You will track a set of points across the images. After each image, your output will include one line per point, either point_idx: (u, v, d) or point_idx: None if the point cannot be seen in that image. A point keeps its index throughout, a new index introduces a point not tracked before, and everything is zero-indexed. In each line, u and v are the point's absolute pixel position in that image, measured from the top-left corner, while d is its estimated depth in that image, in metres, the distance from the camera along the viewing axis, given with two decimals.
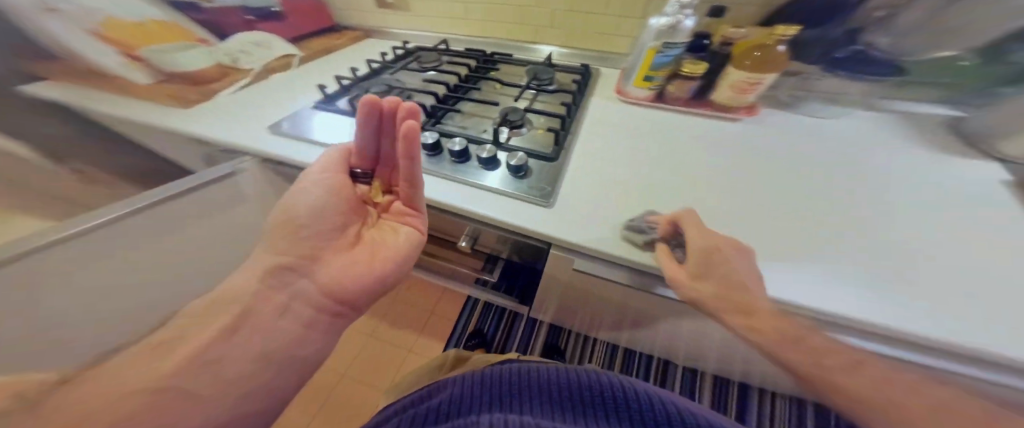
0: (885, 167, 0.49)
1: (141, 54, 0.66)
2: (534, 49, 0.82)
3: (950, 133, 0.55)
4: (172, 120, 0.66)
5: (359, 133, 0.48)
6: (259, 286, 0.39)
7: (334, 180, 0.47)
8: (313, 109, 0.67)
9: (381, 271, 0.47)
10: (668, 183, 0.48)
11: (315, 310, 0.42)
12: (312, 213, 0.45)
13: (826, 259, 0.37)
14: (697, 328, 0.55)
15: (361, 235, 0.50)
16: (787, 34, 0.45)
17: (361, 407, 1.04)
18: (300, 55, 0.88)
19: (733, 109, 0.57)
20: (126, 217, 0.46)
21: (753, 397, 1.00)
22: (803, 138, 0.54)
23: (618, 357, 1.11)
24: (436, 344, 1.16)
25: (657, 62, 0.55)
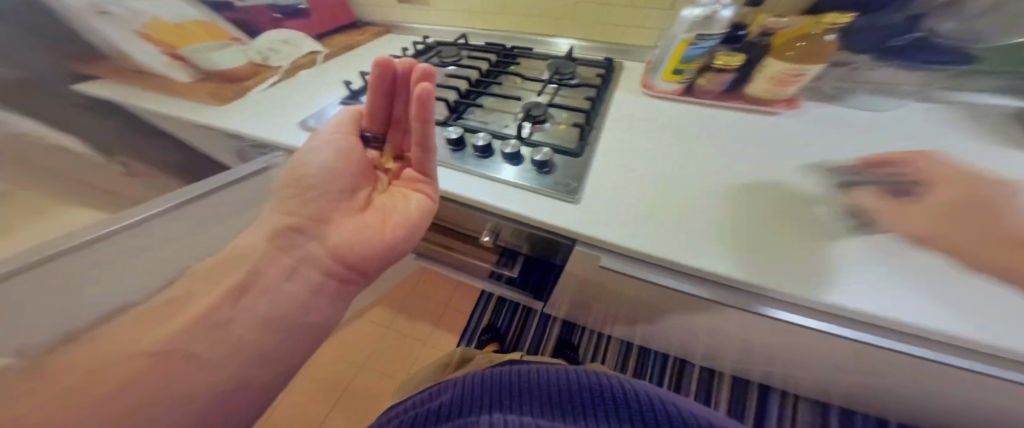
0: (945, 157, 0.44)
1: (182, 53, 0.70)
2: (552, 42, 0.80)
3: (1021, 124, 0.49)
4: (212, 117, 0.70)
5: (372, 95, 0.50)
6: (268, 246, 0.41)
7: (343, 140, 0.49)
8: (339, 105, 0.69)
9: (391, 237, 0.48)
10: (699, 179, 0.46)
11: (325, 274, 0.44)
12: (325, 172, 0.46)
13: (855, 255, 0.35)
14: (718, 329, 0.54)
15: (371, 200, 0.50)
16: (838, 23, 0.42)
17: (376, 397, 1.08)
18: (325, 51, 0.90)
19: (771, 102, 0.54)
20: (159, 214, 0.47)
21: (773, 400, 0.97)
22: (845, 131, 0.50)
23: (633, 354, 1.09)
24: (449, 337, 1.19)
25: (688, 55, 0.51)
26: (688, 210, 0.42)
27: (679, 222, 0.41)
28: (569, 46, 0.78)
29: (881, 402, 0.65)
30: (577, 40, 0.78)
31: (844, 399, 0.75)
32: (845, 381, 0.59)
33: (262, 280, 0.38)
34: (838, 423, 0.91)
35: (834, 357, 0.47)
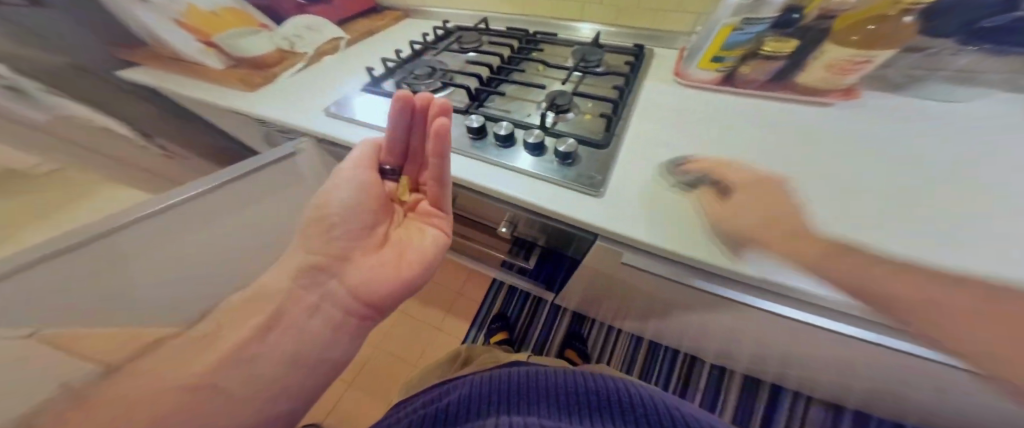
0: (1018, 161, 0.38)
1: (215, 40, 0.71)
2: (576, 27, 0.76)
3: None
4: (235, 101, 0.70)
5: (390, 129, 0.49)
6: (291, 283, 0.45)
7: (364, 176, 0.49)
8: (360, 92, 0.68)
9: (407, 273, 0.50)
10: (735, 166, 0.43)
11: (344, 312, 0.47)
12: (347, 211, 0.48)
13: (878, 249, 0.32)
14: (732, 330, 0.52)
15: (388, 235, 0.53)
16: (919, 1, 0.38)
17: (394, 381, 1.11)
18: (346, 37, 0.89)
19: (823, 91, 0.48)
20: (187, 199, 0.54)
21: (784, 403, 0.93)
22: (907, 125, 0.44)
23: (642, 348, 1.07)
24: (462, 325, 1.21)
25: (731, 41, 0.46)
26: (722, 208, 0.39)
27: (710, 219, 0.38)
28: (594, 31, 0.74)
29: (899, 405, 0.61)
30: (602, 24, 0.74)
31: (861, 402, 0.71)
32: (863, 384, 0.55)
33: (284, 321, 0.42)
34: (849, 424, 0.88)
35: (859, 361, 0.43)
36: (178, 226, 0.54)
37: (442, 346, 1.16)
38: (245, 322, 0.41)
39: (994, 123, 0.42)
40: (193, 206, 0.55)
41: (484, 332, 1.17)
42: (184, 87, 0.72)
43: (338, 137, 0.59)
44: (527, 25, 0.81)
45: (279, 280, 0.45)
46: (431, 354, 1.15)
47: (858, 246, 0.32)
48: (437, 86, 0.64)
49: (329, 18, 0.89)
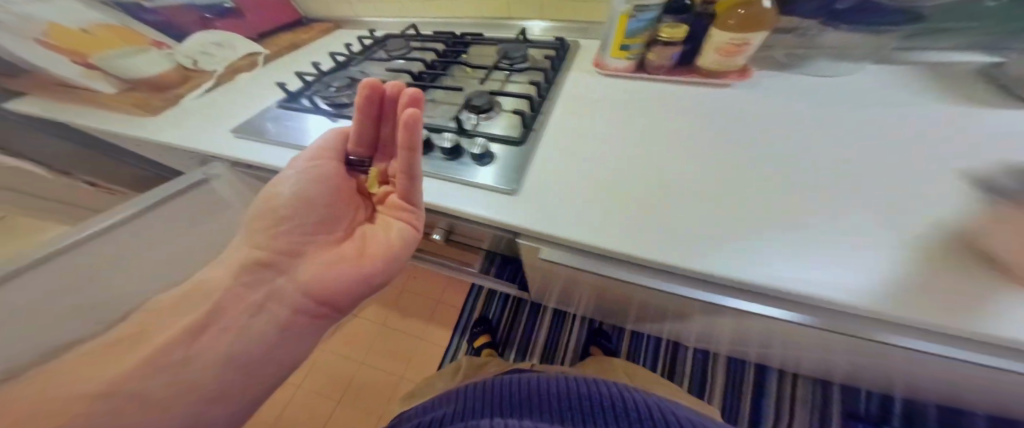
0: (905, 134, 0.41)
1: (94, 62, 0.65)
2: (508, 25, 0.76)
3: (986, 80, 0.44)
4: (137, 128, 0.65)
5: (358, 119, 0.47)
6: (233, 283, 0.40)
7: (325, 167, 0.47)
8: (278, 109, 0.63)
9: (369, 267, 0.45)
10: (643, 159, 0.44)
11: (293, 312, 0.42)
12: (300, 200, 0.44)
13: (788, 240, 0.33)
14: (698, 318, 0.51)
15: (354, 229, 0.48)
16: None
17: (387, 390, 1.06)
18: (265, 52, 0.84)
19: (720, 73, 0.51)
20: (139, 215, 0.53)
21: (772, 377, 0.96)
22: (805, 102, 0.46)
23: (625, 336, 1.08)
24: (442, 332, 1.15)
25: (631, 28, 0.49)
26: (630, 198, 0.40)
27: (620, 209, 0.39)
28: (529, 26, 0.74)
29: (868, 378, 0.63)
30: (548, 20, 0.73)
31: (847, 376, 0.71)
32: (844, 363, 0.55)
33: (223, 321, 0.37)
34: (835, 397, 0.91)
35: (820, 342, 0.43)
36: (145, 235, 0.54)
37: (428, 349, 1.12)
38: (181, 316, 0.36)
39: (867, 100, 0.45)
40: (149, 219, 0.55)
41: (468, 337, 1.12)
42: (86, 118, 0.66)
43: (248, 159, 0.55)
44: (471, 28, 0.79)
45: (218, 277, 0.41)
46: (418, 362, 1.10)
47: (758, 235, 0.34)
48: None
49: (239, 32, 0.82)
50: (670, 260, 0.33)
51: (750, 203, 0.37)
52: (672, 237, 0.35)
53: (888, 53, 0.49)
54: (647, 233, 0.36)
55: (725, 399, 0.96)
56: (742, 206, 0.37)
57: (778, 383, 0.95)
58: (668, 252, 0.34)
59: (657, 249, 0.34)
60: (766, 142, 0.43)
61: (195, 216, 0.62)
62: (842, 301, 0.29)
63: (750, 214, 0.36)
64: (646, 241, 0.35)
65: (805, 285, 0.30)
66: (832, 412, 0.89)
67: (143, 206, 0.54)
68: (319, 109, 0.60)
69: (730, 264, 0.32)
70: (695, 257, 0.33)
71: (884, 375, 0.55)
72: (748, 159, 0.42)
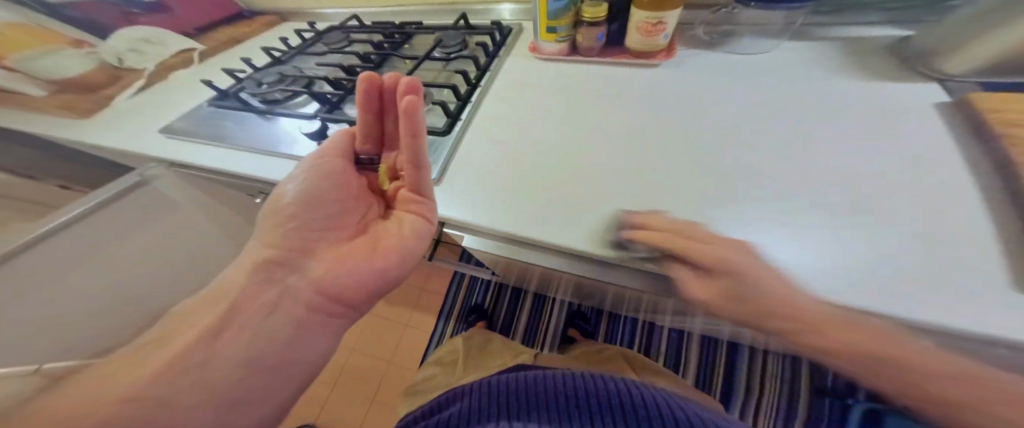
0: (819, 109, 0.41)
1: (10, 64, 0.60)
2: (486, 11, 0.68)
3: (893, 57, 0.44)
4: (62, 134, 0.61)
5: (359, 112, 0.41)
6: (245, 282, 0.34)
7: (333, 163, 0.41)
8: (209, 107, 0.61)
9: (381, 265, 0.39)
10: (566, 145, 0.44)
11: (310, 310, 0.36)
12: (305, 199, 0.38)
13: (709, 219, 0.32)
14: (641, 298, 0.49)
15: (367, 226, 0.42)
16: None
17: (380, 380, 1.02)
18: (203, 48, 0.80)
19: (646, 54, 0.51)
20: (85, 215, 0.54)
21: (744, 356, 0.91)
22: (730, 81, 0.46)
23: (602, 321, 1.01)
24: (428, 319, 1.10)
25: (553, 9, 0.49)
26: (546, 185, 0.39)
27: (536, 195, 0.38)
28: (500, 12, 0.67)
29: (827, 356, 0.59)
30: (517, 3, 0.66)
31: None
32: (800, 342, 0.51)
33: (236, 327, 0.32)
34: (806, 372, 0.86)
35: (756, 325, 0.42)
36: (104, 234, 0.56)
37: (418, 340, 1.07)
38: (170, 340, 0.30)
39: (783, 77, 0.45)
40: (99, 219, 0.55)
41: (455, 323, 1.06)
42: (12, 124, 0.63)
43: (173, 159, 0.53)
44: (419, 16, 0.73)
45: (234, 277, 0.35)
46: (404, 352, 1.06)
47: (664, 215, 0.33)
48: (287, 95, 0.59)
49: (171, 28, 0.78)
50: (577, 244, 0.33)
51: (664, 184, 0.36)
52: (591, 221, 0.34)
53: (802, 30, 0.49)
54: (560, 219, 0.35)
55: (698, 380, 0.90)
56: (654, 187, 0.36)
57: (748, 363, 0.90)
58: (578, 237, 0.33)
59: (568, 233, 0.34)
60: (691, 122, 0.43)
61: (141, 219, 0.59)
62: None
63: (661, 193, 0.35)
64: (557, 226, 0.35)
65: None
66: (801, 390, 0.85)
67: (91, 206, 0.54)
68: (250, 106, 0.58)
69: (637, 247, 0.32)
70: (608, 241, 0.32)
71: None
72: (668, 140, 0.41)
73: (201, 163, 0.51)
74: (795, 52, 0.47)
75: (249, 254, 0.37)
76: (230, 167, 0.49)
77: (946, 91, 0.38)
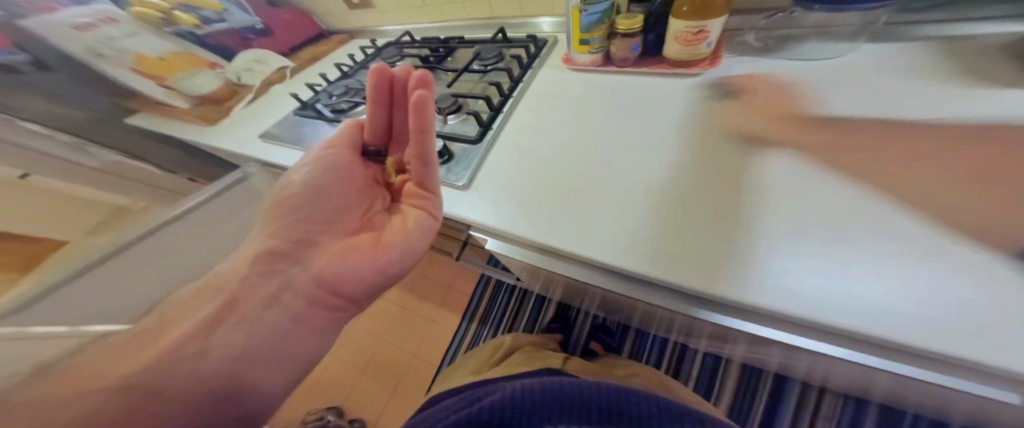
0: (898, 120, 0.34)
1: (170, 83, 0.81)
2: (528, 24, 0.70)
3: (1012, 59, 0.35)
4: (197, 137, 0.80)
5: (369, 105, 0.43)
6: (249, 273, 0.36)
7: (339, 156, 0.43)
8: (293, 116, 0.74)
9: (384, 259, 0.40)
10: (586, 151, 0.44)
11: (309, 303, 0.37)
12: (309, 191, 0.40)
13: (732, 224, 0.31)
14: (662, 315, 0.46)
15: (372, 218, 0.44)
16: None
17: (405, 369, 1.12)
18: (292, 65, 0.96)
19: (686, 63, 0.47)
20: (193, 207, 0.68)
21: (794, 388, 0.79)
22: (783, 89, 0.41)
23: (629, 336, 0.97)
24: (453, 317, 1.17)
25: (585, 23, 0.48)
26: (559, 191, 0.40)
27: (553, 200, 0.39)
28: (539, 26, 0.68)
29: (901, 400, 0.50)
30: (557, 16, 0.66)
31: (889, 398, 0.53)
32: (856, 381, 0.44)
33: (241, 312, 0.34)
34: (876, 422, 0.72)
35: (796, 354, 0.37)
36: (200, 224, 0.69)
37: (442, 336, 1.14)
38: (193, 313, 0.34)
39: (851, 84, 0.39)
40: (202, 211, 0.69)
41: (480, 322, 1.12)
42: (164, 128, 0.83)
43: (267, 158, 0.65)
44: (463, 31, 0.78)
45: (235, 268, 0.38)
46: (428, 347, 1.14)
47: (682, 226, 0.32)
48: (349, 106, 0.67)
49: (274, 49, 0.96)
50: (591, 252, 0.33)
51: (685, 195, 0.35)
52: (604, 233, 0.34)
53: (881, 30, 0.42)
54: (575, 226, 0.36)
55: (733, 407, 0.82)
56: (675, 189, 0.36)
57: (800, 396, 0.78)
58: (595, 248, 0.33)
59: (583, 244, 0.34)
60: (727, 135, 0.39)
61: (232, 210, 0.74)
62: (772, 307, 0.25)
63: (687, 196, 0.35)
64: (573, 231, 0.36)
65: (745, 288, 0.27)
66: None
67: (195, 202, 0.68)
68: (322, 116, 0.68)
69: (657, 258, 0.31)
70: (629, 253, 0.32)
71: (932, 401, 0.38)
72: (677, 153, 0.39)
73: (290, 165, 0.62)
74: (871, 55, 0.40)
75: (251, 246, 0.40)
76: None
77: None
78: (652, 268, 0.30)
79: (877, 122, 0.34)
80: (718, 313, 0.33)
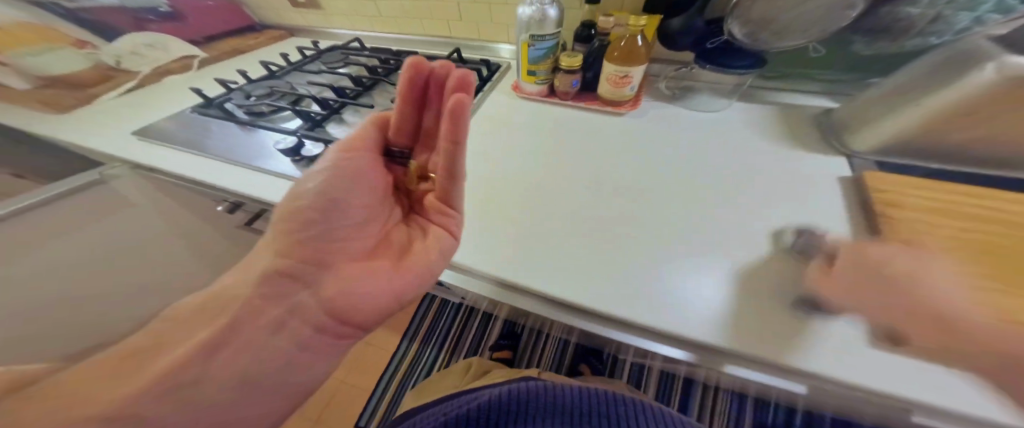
0: (761, 158, 0.44)
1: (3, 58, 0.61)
2: (475, 46, 0.74)
3: (815, 125, 0.46)
4: (40, 126, 0.61)
5: (399, 102, 0.38)
6: (252, 293, 0.31)
7: (362, 163, 0.37)
8: (193, 112, 0.60)
9: (400, 283, 0.36)
10: (545, 177, 0.46)
11: (317, 330, 0.34)
12: (322, 202, 0.34)
13: (670, 257, 0.35)
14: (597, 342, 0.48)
15: (389, 233, 0.41)
16: (640, 26, 0.43)
17: (329, 399, 0.96)
18: (203, 55, 0.81)
19: (617, 103, 0.54)
20: (55, 200, 0.52)
21: (697, 390, 0.90)
22: (687, 132, 0.50)
23: (570, 350, 0.99)
24: (393, 337, 1.06)
25: (533, 56, 0.53)
26: (533, 219, 0.40)
27: (533, 234, 0.39)
28: (489, 50, 0.73)
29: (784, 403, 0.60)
30: (503, 42, 0.72)
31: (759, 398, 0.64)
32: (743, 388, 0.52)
33: (241, 339, 0.29)
34: (751, 410, 0.85)
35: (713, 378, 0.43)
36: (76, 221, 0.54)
37: (380, 357, 1.02)
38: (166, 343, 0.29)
39: (739, 135, 0.47)
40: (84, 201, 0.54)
41: (420, 342, 1.04)
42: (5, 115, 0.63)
43: (144, 160, 0.51)
44: (421, 47, 0.79)
45: (230, 291, 0.32)
46: (361, 374, 1.00)
47: (626, 259, 0.35)
48: (271, 109, 0.58)
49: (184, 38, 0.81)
50: (549, 287, 0.33)
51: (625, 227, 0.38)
52: (563, 269, 0.35)
53: (747, 91, 0.53)
54: (561, 259, 0.36)
55: None
56: (616, 216, 0.40)
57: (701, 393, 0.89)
58: (555, 283, 0.34)
59: (546, 279, 0.34)
60: (641, 174, 0.45)
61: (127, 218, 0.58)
62: (704, 338, 0.28)
63: (634, 226, 0.38)
64: (551, 260, 0.36)
65: (683, 324, 0.29)
66: None
67: (61, 194, 0.53)
68: (232, 117, 0.56)
69: (609, 292, 0.32)
70: (583, 288, 0.33)
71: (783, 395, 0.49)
72: (610, 193, 0.43)
73: (176, 170, 0.49)
74: (735, 111, 0.51)
75: (235, 273, 0.34)
76: (192, 174, 0.48)
77: (849, 167, 0.40)
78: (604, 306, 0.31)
79: (746, 168, 0.43)
80: (661, 346, 0.32)
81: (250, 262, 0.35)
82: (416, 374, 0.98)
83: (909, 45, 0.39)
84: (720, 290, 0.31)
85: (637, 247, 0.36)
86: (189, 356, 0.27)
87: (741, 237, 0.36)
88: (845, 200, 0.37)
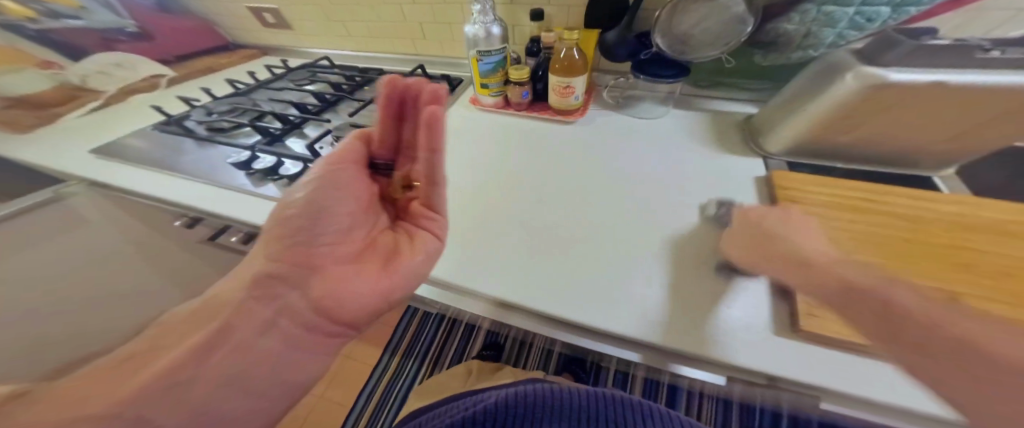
0: (688, 161, 0.47)
1: None
2: (440, 62, 0.77)
3: (739, 132, 0.50)
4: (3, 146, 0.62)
5: (378, 116, 0.39)
6: (241, 296, 0.31)
7: (348, 175, 0.37)
8: (154, 129, 0.61)
9: (387, 285, 0.36)
10: (507, 183, 0.48)
11: (306, 330, 0.34)
12: (306, 214, 0.34)
13: (625, 260, 0.36)
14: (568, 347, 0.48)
15: (376, 240, 0.40)
16: (573, 40, 0.47)
17: (304, 417, 0.94)
18: (173, 74, 0.83)
19: (565, 111, 0.57)
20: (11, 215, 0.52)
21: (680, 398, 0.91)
22: (639, 139, 0.52)
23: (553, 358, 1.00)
24: (373, 350, 1.04)
25: (483, 71, 0.56)
26: (505, 229, 0.42)
27: (505, 240, 0.40)
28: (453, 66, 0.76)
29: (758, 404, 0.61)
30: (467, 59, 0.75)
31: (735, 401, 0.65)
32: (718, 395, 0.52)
33: (234, 341, 0.30)
34: (735, 417, 0.86)
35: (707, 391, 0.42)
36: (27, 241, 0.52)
37: (356, 371, 1.01)
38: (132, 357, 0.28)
39: (672, 141, 0.51)
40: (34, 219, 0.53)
41: (398, 356, 1.03)
42: None
43: (102, 178, 0.52)
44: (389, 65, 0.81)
45: (219, 296, 0.32)
46: (338, 389, 0.98)
47: (591, 262, 0.37)
48: (231, 124, 0.60)
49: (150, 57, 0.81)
50: (522, 296, 0.34)
51: (581, 229, 0.40)
52: (539, 275, 0.36)
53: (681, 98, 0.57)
54: (537, 265, 0.37)
55: None
56: (583, 221, 0.42)
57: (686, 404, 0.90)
58: (507, 288, 0.35)
59: (512, 286, 0.35)
60: (592, 176, 0.48)
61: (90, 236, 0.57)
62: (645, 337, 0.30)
63: (593, 230, 0.40)
64: (536, 269, 0.36)
65: (657, 331, 0.30)
66: None
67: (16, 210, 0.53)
68: (193, 133, 0.58)
69: (586, 302, 0.33)
70: (553, 296, 0.34)
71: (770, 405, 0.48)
72: (581, 200, 0.44)
73: (132, 187, 0.50)
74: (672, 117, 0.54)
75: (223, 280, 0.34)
76: (147, 190, 0.50)
77: (767, 166, 0.44)
78: (587, 318, 0.32)
79: (674, 172, 0.46)
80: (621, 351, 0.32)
81: (238, 269, 0.34)
82: (393, 387, 0.97)
83: (794, 57, 0.43)
84: (684, 290, 0.33)
85: (593, 250, 0.38)
86: (179, 359, 0.27)
87: (665, 235, 0.38)
88: (758, 200, 0.40)
